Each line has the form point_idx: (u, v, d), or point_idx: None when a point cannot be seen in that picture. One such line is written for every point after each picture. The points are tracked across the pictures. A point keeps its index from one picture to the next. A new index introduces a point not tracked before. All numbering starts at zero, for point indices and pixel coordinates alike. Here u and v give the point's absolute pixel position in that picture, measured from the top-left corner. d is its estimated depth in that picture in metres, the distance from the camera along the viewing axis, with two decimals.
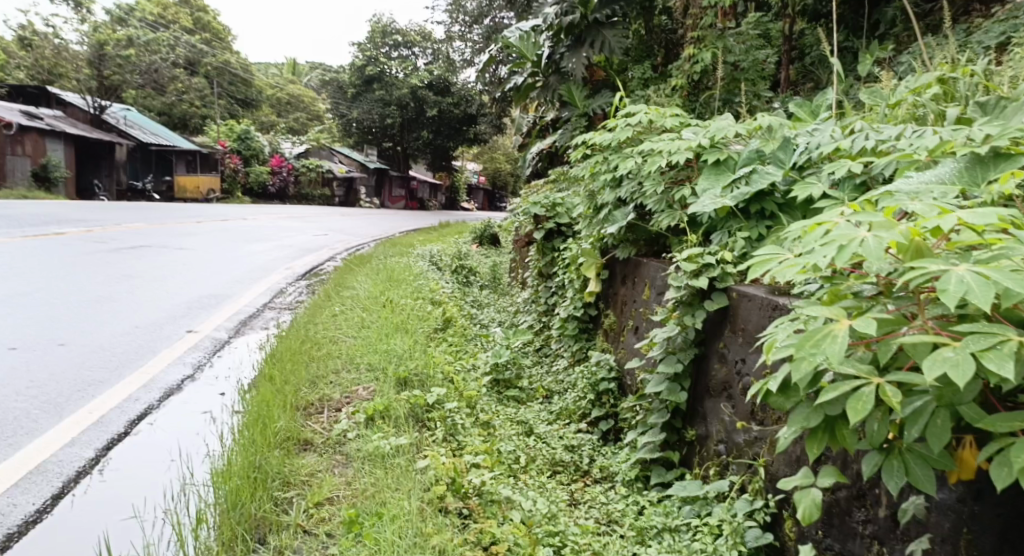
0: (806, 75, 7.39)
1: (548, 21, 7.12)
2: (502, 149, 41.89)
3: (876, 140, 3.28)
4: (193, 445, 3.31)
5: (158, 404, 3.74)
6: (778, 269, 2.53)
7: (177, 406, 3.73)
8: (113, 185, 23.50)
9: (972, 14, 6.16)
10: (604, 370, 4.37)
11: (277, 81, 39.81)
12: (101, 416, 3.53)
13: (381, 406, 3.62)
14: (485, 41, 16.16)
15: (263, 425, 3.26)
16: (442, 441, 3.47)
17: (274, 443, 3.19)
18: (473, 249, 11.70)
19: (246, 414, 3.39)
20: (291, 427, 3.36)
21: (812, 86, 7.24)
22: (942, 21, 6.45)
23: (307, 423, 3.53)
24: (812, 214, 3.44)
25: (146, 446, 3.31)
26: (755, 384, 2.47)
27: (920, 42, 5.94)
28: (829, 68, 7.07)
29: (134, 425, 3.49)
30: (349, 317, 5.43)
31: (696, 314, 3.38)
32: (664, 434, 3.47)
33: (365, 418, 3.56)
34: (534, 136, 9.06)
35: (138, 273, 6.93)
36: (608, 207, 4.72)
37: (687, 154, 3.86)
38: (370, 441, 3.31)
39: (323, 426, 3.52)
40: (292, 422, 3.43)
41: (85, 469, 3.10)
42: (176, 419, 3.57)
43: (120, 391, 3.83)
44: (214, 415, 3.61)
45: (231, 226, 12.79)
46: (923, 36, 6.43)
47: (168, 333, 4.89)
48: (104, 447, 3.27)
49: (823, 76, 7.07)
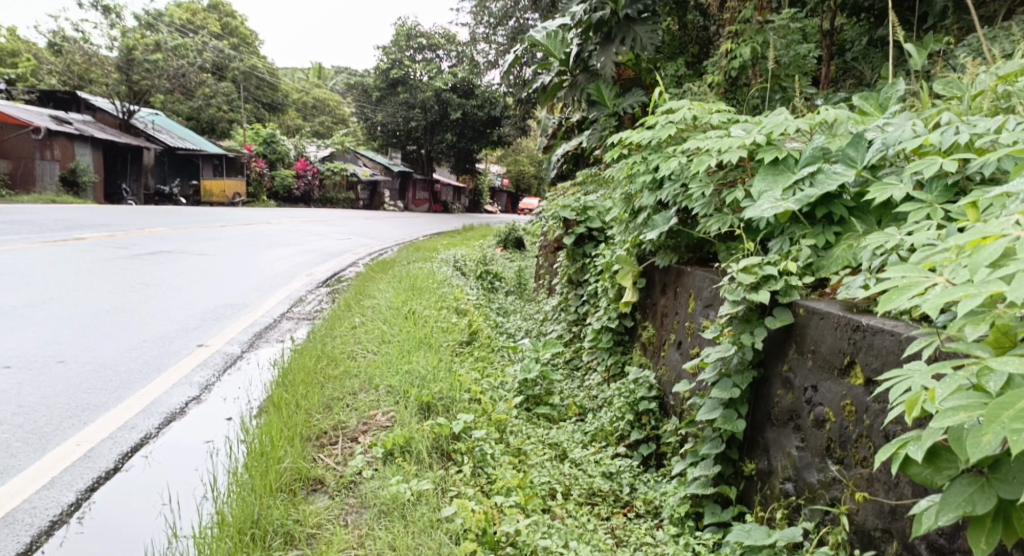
0: (847, 71, 6.92)
1: (576, 18, 6.71)
2: (526, 151, 41.62)
3: (972, 134, 2.90)
4: (186, 485, 2.99)
5: (156, 432, 3.42)
6: (931, 297, 2.05)
7: (177, 434, 3.41)
8: (140, 189, 23.52)
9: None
10: (644, 388, 4.00)
11: (300, 86, 39.66)
12: (90, 449, 3.22)
13: (401, 438, 3.25)
14: (510, 43, 15.81)
15: (265, 465, 2.93)
16: (471, 478, 3.12)
17: (277, 488, 2.87)
18: (496, 253, 11.35)
19: (249, 448, 3.05)
20: (299, 464, 3.03)
21: (854, 84, 6.78)
22: (998, 12, 5.98)
23: (319, 456, 3.20)
24: (890, 219, 3.07)
25: (137, 486, 2.99)
26: (889, 448, 2.09)
27: (978, 35, 5.48)
28: (872, 64, 6.62)
29: (127, 459, 3.18)
30: (369, 328, 5.09)
31: (755, 331, 3.00)
32: (719, 467, 3.08)
33: (383, 451, 3.20)
34: (560, 137, 8.69)
35: (151, 280, 6.65)
36: (647, 211, 4.33)
37: (740, 153, 3.50)
38: (387, 484, 2.95)
39: (337, 460, 3.19)
40: (302, 458, 3.09)
41: (61, 518, 2.78)
42: (174, 451, 3.26)
43: (116, 417, 3.51)
44: (216, 447, 3.28)
45: (253, 230, 12.56)
46: (978, 27, 5.97)
47: (176, 347, 4.58)
48: (88, 489, 2.96)
49: (866, 72, 6.61)
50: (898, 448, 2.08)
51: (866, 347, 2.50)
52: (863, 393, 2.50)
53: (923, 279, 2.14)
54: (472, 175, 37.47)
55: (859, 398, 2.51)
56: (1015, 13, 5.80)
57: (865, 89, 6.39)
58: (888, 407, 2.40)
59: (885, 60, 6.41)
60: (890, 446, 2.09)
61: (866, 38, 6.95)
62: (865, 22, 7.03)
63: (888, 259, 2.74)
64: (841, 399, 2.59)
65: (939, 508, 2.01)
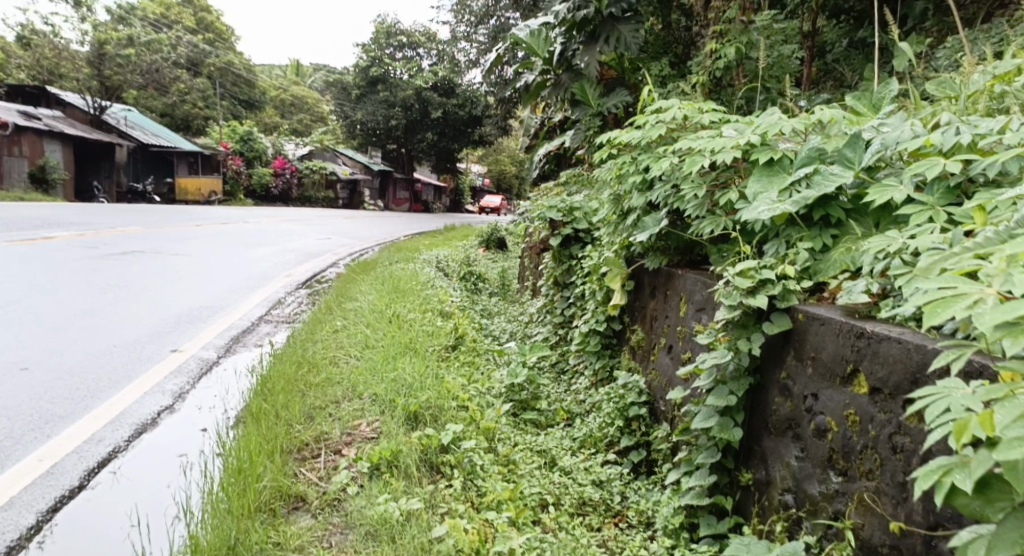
0: (828, 72, 6.85)
1: (559, 17, 6.55)
2: (507, 151, 41.57)
3: (974, 135, 2.85)
4: (157, 504, 2.86)
5: (125, 445, 3.29)
6: (985, 313, 1.90)
7: (148, 448, 3.28)
8: (112, 187, 23.18)
9: (1013, 4, 5.65)
10: (634, 394, 3.91)
11: (279, 83, 39.27)
12: (53, 464, 3.08)
13: (387, 451, 3.13)
14: (491, 43, 15.72)
15: (244, 485, 2.81)
16: (461, 493, 3.01)
17: (256, 508, 2.75)
18: (478, 253, 11.22)
19: (226, 465, 2.93)
20: (279, 482, 2.91)
21: (835, 85, 6.71)
22: (978, 13, 5.94)
23: (301, 471, 3.08)
24: (890, 222, 2.99)
25: (103, 505, 2.86)
26: (929, 474, 1.92)
27: (960, 37, 5.44)
28: (854, 66, 6.56)
29: (92, 476, 3.04)
30: (351, 332, 4.96)
31: (752, 337, 2.90)
32: (714, 476, 2.98)
33: (368, 466, 3.09)
34: (542, 137, 8.61)
35: (123, 281, 6.47)
36: (636, 213, 4.22)
37: (734, 153, 3.41)
38: (374, 503, 2.83)
39: (320, 475, 3.07)
40: (282, 474, 2.97)
41: (20, 542, 2.64)
42: (144, 466, 3.12)
43: (83, 429, 3.37)
44: (189, 461, 3.15)
45: (231, 230, 12.36)
46: (958, 29, 5.92)
47: (149, 353, 4.43)
48: (50, 510, 2.82)
49: (847, 73, 6.55)
50: (940, 475, 1.91)
51: (871, 355, 2.42)
52: (867, 403, 2.42)
53: (969, 293, 1.99)
54: (454, 175, 37.33)
55: (863, 407, 2.43)
56: (995, 14, 5.76)
57: (846, 90, 6.33)
58: (894, 418, 2.32)
59: (867, 61, 6.36)
60: (930, 473, 1.92)
61: (846, 39, 6.89)
62: (846, 23, 6.97)
63: (890, 262, 2.66)
64: (844, 409, 2.51)
65: (990, 544, 1.84)
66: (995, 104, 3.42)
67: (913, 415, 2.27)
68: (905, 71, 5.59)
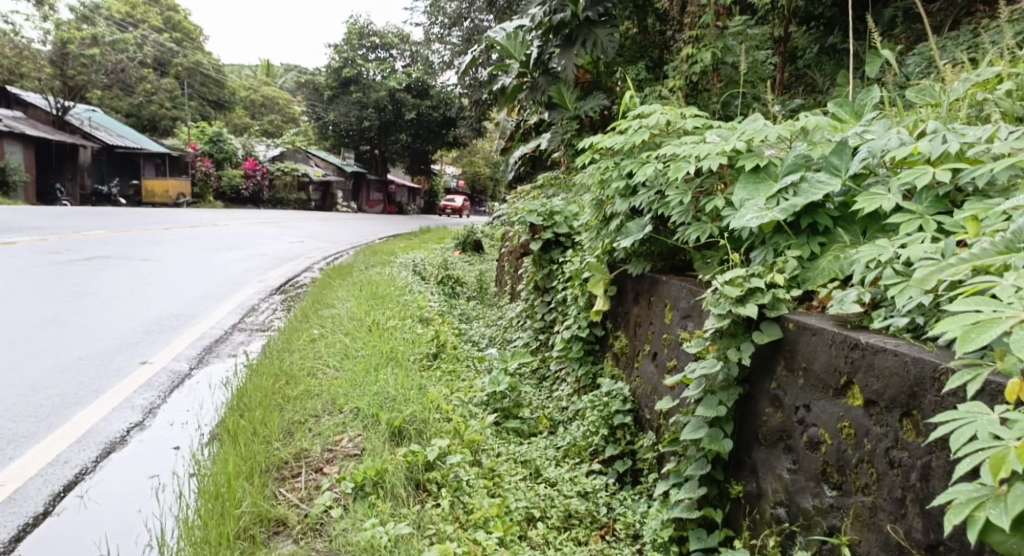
0: (800, 78, 6.83)
1: (535, 20, 6.57)
2: (481, 152, 41.49)
3: (963, 143, 2.83)
4: (128, 531, 2.75)
5: (92, 467, 3.18)
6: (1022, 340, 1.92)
7: (117, 469, 3.17)
8: (77, 190, 22.75)
9: (981, 11, 5.67)
10: (619, 401, 3.84)
11: (250, 83, 38.83)
12: (16, 490, 2.96)
13: (372, 470, 3.05)
14: (465, 44, 15.61)
15: (222, 512, 2.72)
16: (448, 513, 2.94)
17: (235, 536, 2.66)
18: (455, 256, 11.12)
19: (202, 489, 2.83)
20: (259, 505, 2.82)
21: (807, 90, 6.70)
22: (946, 20, 5.95)
23: (281, 492, 3.00)
24: (878, 229, 2.96)
25: (70, 533, 2.75)
26: (965, 509, 1.91)
27: (929, 43, 5.44)
28: (825, 71, 6.54)
29: (57, 502, 2.93)
30: (329, 342, 4.86)
31: (742, 346, 2.84)
32: (704, 488, 2.92)
33: (352, 486, 3.00)
34: (517, 140, 8.52)
35: (90, 289, 6.30)
36: (619, 218, 4.15)
37: (720, 160, 3.37)
38: (359, 528, 2.76)
39: (301, 496, 2.99)
40: (261, 496, 2.88)
41: None
42: (113, 489, 3.01)
43: (46, 450, 3.26)
44: (162, 483, 3.05)
45: (201, 233, 12.14)
46: (928, 35, 5.92)
47: (116, 366, 4.30)
48: (12, 539, 2.70)
49: (819, 79, 6.55)
50: (976, 511, 1.90)
51: (866, 367, 2.38)
52: (863, 415, 2.38)
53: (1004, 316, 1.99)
54: (428, 176, 37.15)
55: (858, 420, 2.40)
56: (963, 21, 5.78)
57: (819, 95, 6.31)
58: (890, 432, 2.29)
59: (839, 67, 6.35)
60: (966, 508, 1.91)
61: (817, 46, 6.87)
62: (817, 31, 6.96)
63: (882, 272, 2.63)
64: (838, 421, 2.47)
65: None
66: (976, 111, 3.39)
67: (910, 430, 2.24)
68: (875, 78, 5.58)
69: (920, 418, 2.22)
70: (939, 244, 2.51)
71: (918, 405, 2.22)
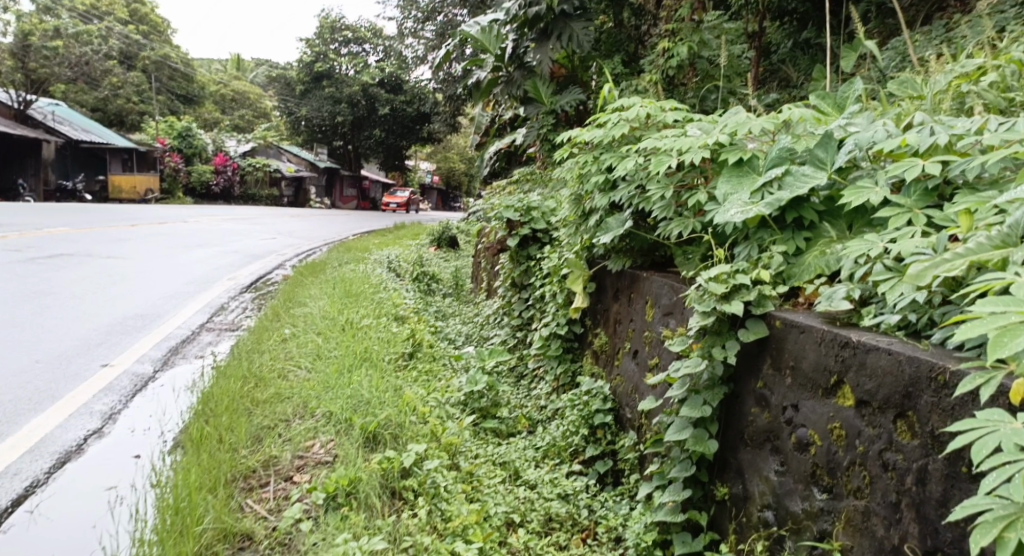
0: (774, 73, 6.76)
1: (511, 13, 6.41)
2: (456, 148, 41.32)
3: (951, 134, 2.76)
4: (81, 547, 2.63)
5: (45, 479, 3.04)
6: None
7: (72, 480, 3.04)
8: (41, 185, 22.25)
9: (951, 6, 5.65)
10: (599, 401, 3.74)
11: (221, 78, 38.27)
12: None
13: (345, 480, 2.94)
14: (439, 39, 15.46)
15: (181, 527, 2.60)
16: (426, 523, 2.84)
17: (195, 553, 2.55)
18: (430, 253, 10.98)
19: (161, 503, 2.71)
20: (222, 519, 2.71)
21: (780, 85, 6.65)
22: (918, 16, 5.92)
23: (247, 504, 2.88)
24: (864, 224, 2.89)
25: (16, 551, 2.61)
26: (992, 529, 1.82)
27: (902, 38, 5.40)
28: (799, 66, 6.48)
29: (7, 516, 2.80)
30: (301, 341, 4.74)
31: (727, 344, 2.75)
32: (689, 491, 2.83)
33: (323, 497, 2.89)
34: (492, 134, 8.40)
35: (51, 288, 6.11)
36: (598, 214, 4.05)
37: (702, 153, 3.28)
38: (331, 541, 2.64)
39: (268, 508, 2.88)
40: (225, 508, 2.77)
41: None
42: (68, 502, 2.89)
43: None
44: (120, 495, 2.92)
45: (169, 230, 11.89)
46: (901, 30, 5.88)
47: (76, 369, 4.15)
48: None
49: (793, 74, 6.48)
50: (1003, 531, 1.81)
51: (857, 366, 2.31)
52: (854, 416, 2.32)
53: None
54: (402, 173, 36.90)
55: (850, 421, 2.33)
56: (935, 16, 5.75)
57: (794, 90, 6.26)
58: (884, 434, 2.22)
59: (813, 62, 6.29)
60: (993, 529, 1.82)
61: (791, 41, 6.80)
62: (790, 25, 6.89)
63: (871, 267, 2.55)
64: (828, 422, 2.40)
65: None
66: (958, 104, 3.32)
67: (905, 431, 2.17)
68: (851, 73, 5.53)
69: (915, 419, 2.14)
70: (930, 238, 2.45)
71: (913, 406, 2.15)
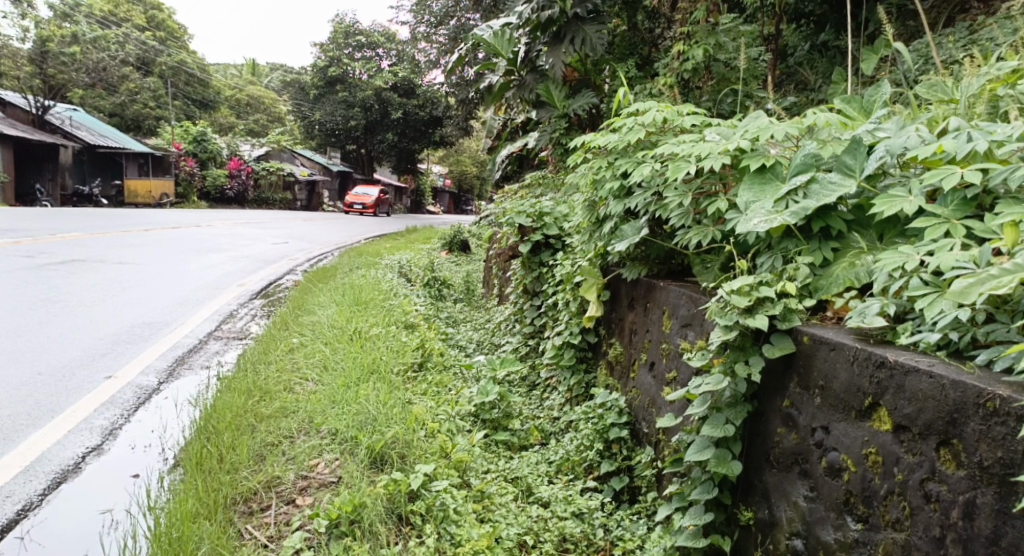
0: (791, 76, 6.56)
1: (523, 17, 6.23)
2: (468, 151, 41.17)
3: (992, 140, 2.60)
4: None
5: (38, 502, 2.97)
6: None
7: (67, 504, 2.96)
8: (57, 190, 22.32)
9: (975, 8, 5.47)
10: (613, 414, 3.60)
11: (236, 83, 38.43)
12: None
13: (348, 506, 2.83)
14: (453, 43, 15.33)
15: None
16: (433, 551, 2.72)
17: None
18: (441, 257, 10.85)
19: (155, 532, 2.62)
20: (220, 549, 2.62)
21: (798, 89, 6.45)
22: (940, 18, 5.73)
23: (248, 531, 2.79)
24: (896, 234, 2.75)
25: None
26: None
27: (925, 40, 5.23)
28: (817, 69, 6.29)
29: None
30: (309, 351, 4.64)
31: (751, 361, 2.61)
32: (712, 514, 2.69)
33: (326, 524, 2.79)
34: (505, 138, 8.27)
35: (59, 295, 6.04)
36: (614, 220, 3.90)
37: (723, 159, 3.13)
38: None
39: (269, 535, 2.79)
40: (224, 536, 2.69)
41: None
42: (61, 529, 2.80)
43: None
44: (114, 522, 2.84)
45: (183, 234, 11.85)
46: (923, 32, 5.69)
47: (79, 381, 4.06)
48: None
49: (811, 77, 6.30)
50: None
51: (895, 388, 2.19)
52: (891, 442, 2.19)
53: None
54: (414, 176, 36.82)
55: (887, 447, 2.20)
56: (957, 19, 5.57)
57: (812, 94, 6.08)
58: (926, 462, 2.11)
59: (832, 65, 6.10)
60: None
61: (808, 43, 6.61)
62: (806, 28, 6.71)
63: (907, 281, 2.42)
64: (862, 447, 2.27)
65: None
66: (992, 108, 3.17)
67: (949, 460, 2.06)
68: (872, 76, 5.36)
69: (961, 447, 2.04)
70: (970, 251, 2.33)
71: (959, 434, 2.04)
